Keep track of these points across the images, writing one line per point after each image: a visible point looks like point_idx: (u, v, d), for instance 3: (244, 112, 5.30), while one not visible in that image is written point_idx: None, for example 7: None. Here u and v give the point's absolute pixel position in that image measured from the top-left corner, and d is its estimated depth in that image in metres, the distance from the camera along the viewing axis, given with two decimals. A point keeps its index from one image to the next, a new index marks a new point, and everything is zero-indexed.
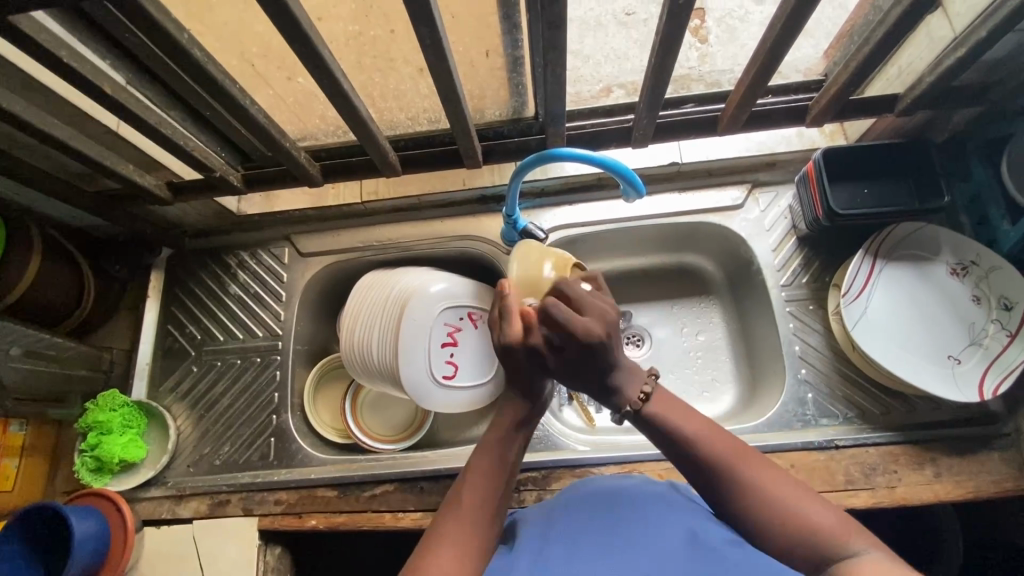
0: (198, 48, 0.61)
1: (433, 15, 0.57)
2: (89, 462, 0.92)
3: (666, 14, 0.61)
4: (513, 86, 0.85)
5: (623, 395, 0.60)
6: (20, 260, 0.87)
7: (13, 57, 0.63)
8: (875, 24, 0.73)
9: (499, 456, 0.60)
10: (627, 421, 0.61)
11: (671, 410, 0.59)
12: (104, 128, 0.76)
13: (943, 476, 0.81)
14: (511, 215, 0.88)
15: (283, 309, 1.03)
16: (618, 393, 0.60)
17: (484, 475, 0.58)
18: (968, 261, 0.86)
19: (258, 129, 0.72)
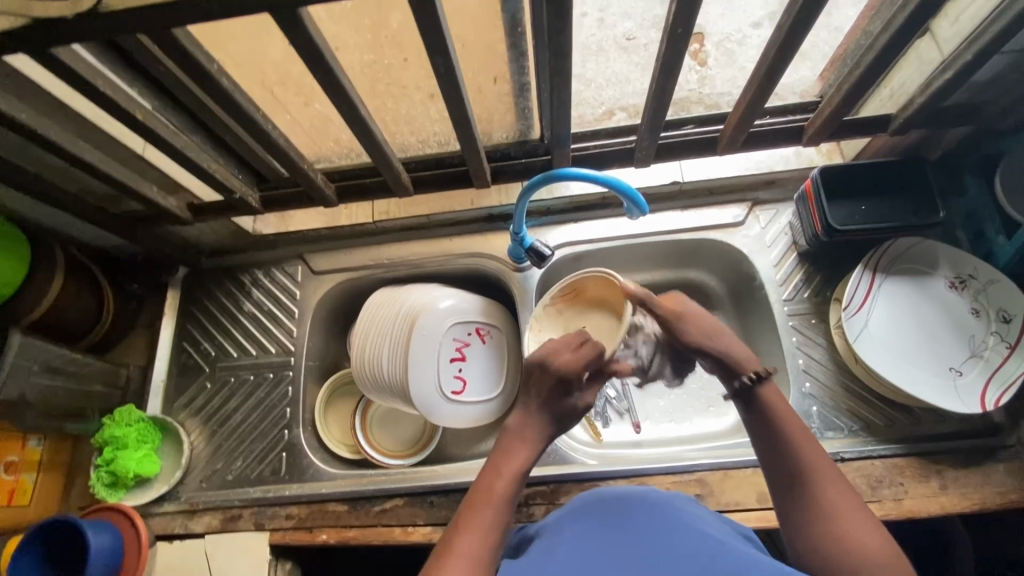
0: (225, 77, 0.64)
1: (446, 45, 0.60)
2: (104, 477, 0.94)
3: (665, 42, 0.64)
4: (520, 110, 0.89)
5: (738, 366, 0.64)
6: (44, 278, 0.90)
7: (51, 86, 0.67)
8: (865, 48, 0.76)
9: (513, 471, 0.62)
10: (735, 397, 0.63)
11: (786, 404, 0.61)
12: (130, 151, 0.80)
13: (949, 488, 0.81)
14: (518, 233, 0.92)
15: (295, 326, 1.05)
16: (739, 364, 0.64)
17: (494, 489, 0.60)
18: (966, 275, 0.87)
19: (278, 152, 0.76)
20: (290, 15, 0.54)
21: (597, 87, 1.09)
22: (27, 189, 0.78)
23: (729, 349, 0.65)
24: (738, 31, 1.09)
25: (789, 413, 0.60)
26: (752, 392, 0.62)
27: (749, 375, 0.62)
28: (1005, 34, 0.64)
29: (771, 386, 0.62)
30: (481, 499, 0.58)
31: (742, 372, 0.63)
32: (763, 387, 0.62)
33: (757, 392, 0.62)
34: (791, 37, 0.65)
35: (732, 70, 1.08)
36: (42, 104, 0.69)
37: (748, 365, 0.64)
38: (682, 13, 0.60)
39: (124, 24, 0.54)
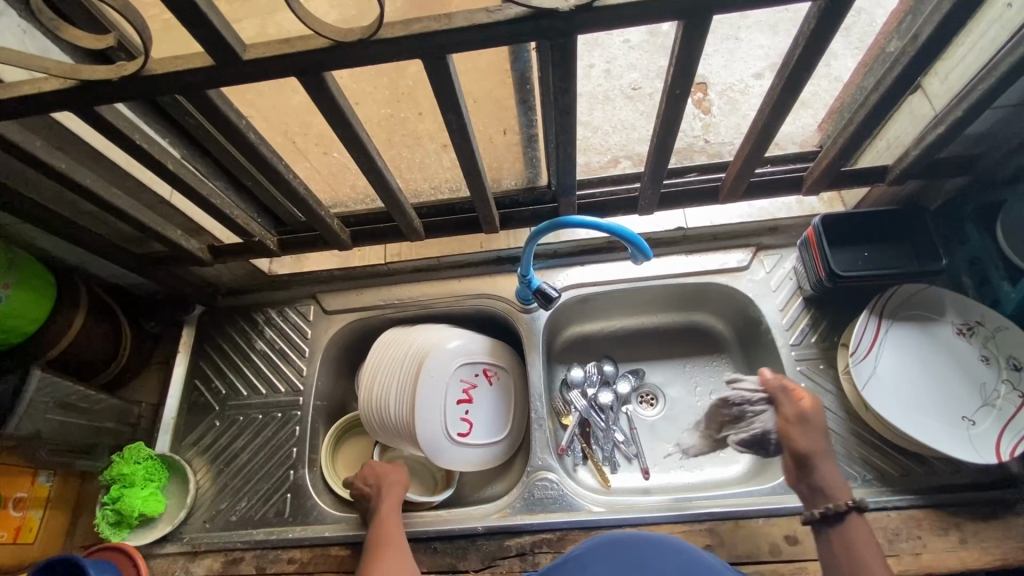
0: (253, 132, 0.69)
1: (459, 104, 0.64)
2: (109, 515, 0.93)
3: (665, 101, 0.68)
4: (528, 159, 0.93)
5: (830, 493, 0.74)
6: (66, 315, 0.93)
7: (89, 139, 0.72)
8: (858, 104, 0.79)
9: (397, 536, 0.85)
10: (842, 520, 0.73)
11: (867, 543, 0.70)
12: (158, 197, 0.85)
13: (969, 542, 0.79)
14: (525, 274, 0.94)
15: (305, 365, 1.07)
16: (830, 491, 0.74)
17: (394, 483, 0.91)
18: (973, 321, 0.88)
19: (299, 200, 0.80)
20: (317, 78, 0.59)
21: (605, 135, 1.13)
22: (59, 232, 0.82)
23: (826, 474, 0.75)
24: (740, 82, 1.17)
25: (866, 538, 0.70)
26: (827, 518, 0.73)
27: (822, 509, 0.74)
28: (993, 93, 0.67)
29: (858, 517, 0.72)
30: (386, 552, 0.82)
31: (838, 500, 0.73)
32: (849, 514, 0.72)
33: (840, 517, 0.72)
34: (784, 96, 0.68)
35: (735, 118, 1.13)
36: (80, 154, 0.74)
37: (838, 496, 0.74)
38: (679, 75, 0.64)
39: (164, 85, 0.58)
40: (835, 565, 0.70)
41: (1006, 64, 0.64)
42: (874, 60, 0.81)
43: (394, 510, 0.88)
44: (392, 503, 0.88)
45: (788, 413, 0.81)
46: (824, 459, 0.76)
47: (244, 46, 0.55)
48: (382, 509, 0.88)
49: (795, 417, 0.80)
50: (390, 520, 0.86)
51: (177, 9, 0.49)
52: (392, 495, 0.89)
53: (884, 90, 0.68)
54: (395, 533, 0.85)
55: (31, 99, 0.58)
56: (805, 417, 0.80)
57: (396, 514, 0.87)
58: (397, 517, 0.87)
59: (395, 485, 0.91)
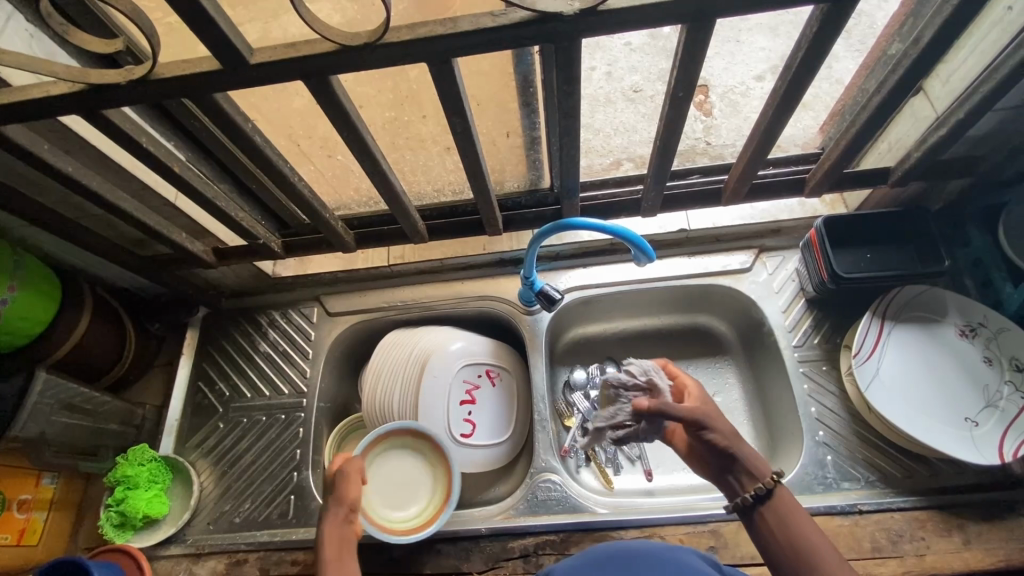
0: (258, 135, 0.69)
1: (464, 107, 0.65)
2: (113, 517, 0.94)
3: (668, 104, 0.68)
4: (531, 161, 0.93)
5: (754, 474, 0.63)
6: (71, 317, 0.93)
7: (96, 142, 0.72)
8: (860, 106, 0.79)
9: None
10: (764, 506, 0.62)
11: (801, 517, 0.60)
12: (163, 200, 0.85)
13: (972, 543, 0.79)
14: (528, 276, 0.95)
15: (309, 367, 1.07)
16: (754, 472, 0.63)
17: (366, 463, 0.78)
18: (975, 322, 0.88)
19: (304, 202, 0.80)
20: (323, 82, 0.59)
21: (606, 137, 1.14)
22: (64, 234, 0.82)
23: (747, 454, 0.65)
24: (741, 84, 1.17)
25: (796, 510, 0.61)
26: (757, 504, 0.62)
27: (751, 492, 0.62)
28: (994, 96, 0.67)
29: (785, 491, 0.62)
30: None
31: (759, 482, 0.62)
32: (773, 493, 0.62)
33: (767, 500, 0.62)
34: (786, 99, 0.69)
35: (736, 120, 1.14)
36: (86, 157, 0.74)
37: (761, 472, 0.63)
38: (682, 78, 0.64)
39: (171, 88, 0.58)
40: (780, 558, 0.58)
41: (1007, 68, 0.64)
42: (875, 62, 0.82)
43: (332, 542, 0.71)
44: (326, 531, 0.72)
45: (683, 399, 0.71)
46: (737, 444, 0.65)
47: (251, 51, 0.56)
48: (320, 537, 0.72)
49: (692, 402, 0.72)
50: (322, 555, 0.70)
51: (185, 13, 0.50)
52: (326, 521, 0.73)
53: (886, 92, 0.68)
54: (326, 572, 0.68)
55: (39, 103, 0.58)
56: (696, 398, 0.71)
57: (336, 543, 0.71)
58: (337, 554, 0.70)
59: (337, 509, 0.74)
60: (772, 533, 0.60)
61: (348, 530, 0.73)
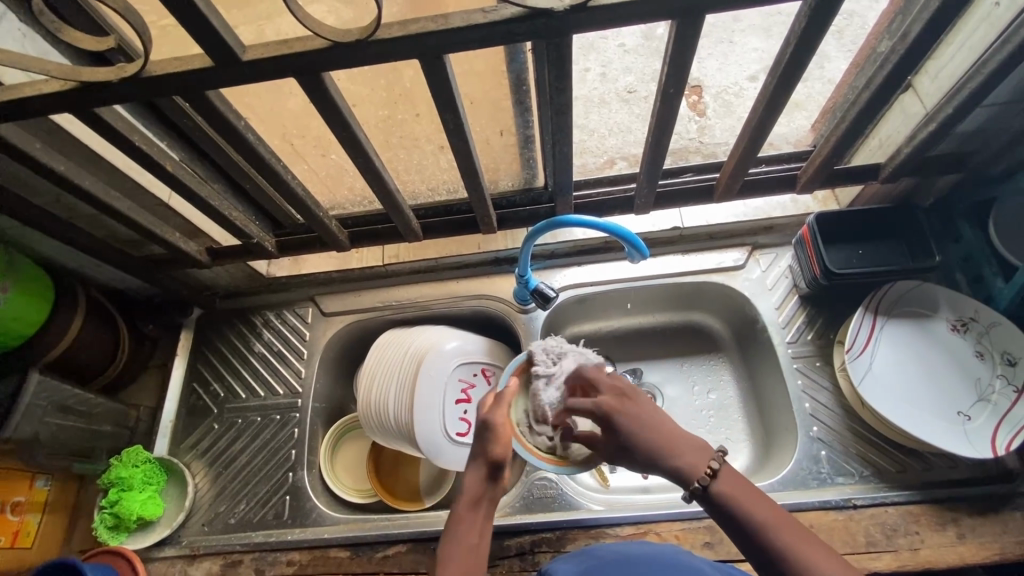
0: (252, 133, 0.69)
1: (456, 104, 0.65)
2: (107, 519, 0.93)
3: (660, 101, 0.69)
4: (525, 160, 0.94)
5: (685, 474, 0.59)
6: (64, 318, 0.93)
7: (88, 141, 0.72)
8: (849, 103, 0.80)
9: (465, 542, 0.60)
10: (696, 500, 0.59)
11: (745, 489, 0.57)
12: (157, 199, 0.85)
13: (966, 537, 0.79)
14: (523, 275, 0.95)
15: (304, 367, 1.07)
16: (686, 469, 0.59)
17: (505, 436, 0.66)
18: (967, 317, 0.88)
19: (298, 201, 0.80)
20: (315, 79, 0.59)
21: (600, 137, 1.14)
22: (57, 234, 0.82)
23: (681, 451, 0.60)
24: (734, 84, 1.18)
25: (744, 489, 0.57)
26: (707, 497, 0.58)
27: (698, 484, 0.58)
28: (982, 91, 0.68)
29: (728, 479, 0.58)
30: (447, 544, 0.60)
31: (690, 480, 0.59)
32: (717, 485, 0.58)
33: (711, 493, 0.58)
34: (776, 95, 0.69)
35: (729, 119, 1.14)
36: (79, 157, 0.74)
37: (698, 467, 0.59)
38: (673, 74, 0.64)
39: (164, 86, 0.59)
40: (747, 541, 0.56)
41: (994, 63, 0.65)
42: (865, 60, 0.83)
43: (467, 499, 0.63)
44: (468, 486, 0.64)
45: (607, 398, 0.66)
46: (664, 442, 0.61)
47: (243, 47, 0.56)
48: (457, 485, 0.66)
49: (610, 404, 0.65)
50: (455, 507, 0.63)
51: (176, 9, 0.50)
52: (480, 476, 0.64)
53: (875, 87, 0.69)
54: (461, 529, 0.61)
55: (31, 101, 0.58)
56: (622, 393, 0.66)
57: (467, 506, 0.63)
58: (464, 510, 0.62)
59: (483, 464, 0.65)
60: (730, 519, 0.57)
61: (491, 491, 0.64)
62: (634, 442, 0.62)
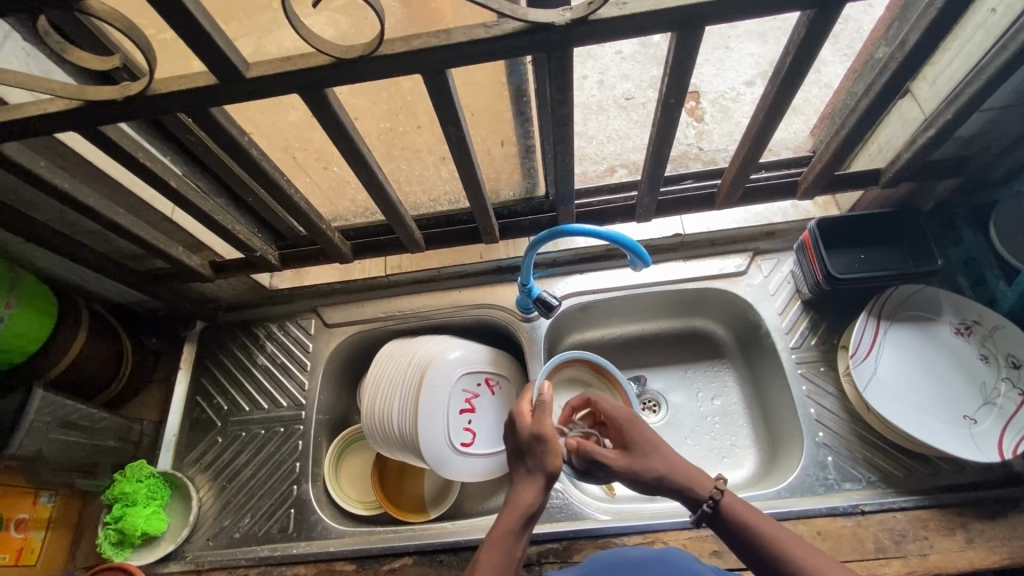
0: (254, 148, 0.69)
1: (458, 117, 0.65)
2: (111, 535, 0.93)
3: (660, 110, 0.69)
4: (525, 169, 0.94)
5: (695, 492, 0.65)
6: (68, 333, 0.93)
7: (92, 158, 0.73)
8: (849, 109, 0.80)
9: (508, 556, 0.63)
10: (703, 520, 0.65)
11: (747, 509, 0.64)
12: (160, 214, 0.85)
13: (975, 541, 0.79)
14: (526, 283, 0.95)
15: (307, 379, 1.07)
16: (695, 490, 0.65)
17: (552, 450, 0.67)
18: (970, 320, 0.88)
19: (300, 213, 0.80)
20: (319, 95, 0.60)
21: (600, 144, 1.15)
22: (61, 251, 0.82)
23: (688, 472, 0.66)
24: (732, 90, 1.19)
25: (745, 508, 0.64)
26: (716, 514, 0.64)
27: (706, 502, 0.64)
28: (980, 97, 0.68)
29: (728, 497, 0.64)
30: (490, 554, 0.63)
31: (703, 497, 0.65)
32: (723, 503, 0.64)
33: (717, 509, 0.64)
34: (776, 103, 0.69)
35: (728, 125, 1.15)
36: (84, 174, 0.74)
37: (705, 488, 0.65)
38: (673, 84, 0.65)
39: (168, 103, 0.59)
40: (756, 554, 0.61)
41: (993, 68, 0.65)
42: (862, 66, 0.83)
43: (520, 514, 0.65)
44: (522, 501, 0.65)
45: (632, 412, 0.72)
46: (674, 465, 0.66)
47: (247, 65, 0.56)
48: (508, 497, 0.67)
49: (628, 412, 0.71)
50: (505, 521, 0.65)
51: (180, 28, 0.50)
52: (535, 493, 0.66)
53: (874, 94, 0.69)
54: (507, 543, 0.64)
55: (35, 120, 0.59)
56: (641, 408, 0.73)
57: (520, 519, 0.65)
58: (516, 527, 0.64)
59: (540, 478, 0.67)
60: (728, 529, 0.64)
61: (539, 509, 0.66)
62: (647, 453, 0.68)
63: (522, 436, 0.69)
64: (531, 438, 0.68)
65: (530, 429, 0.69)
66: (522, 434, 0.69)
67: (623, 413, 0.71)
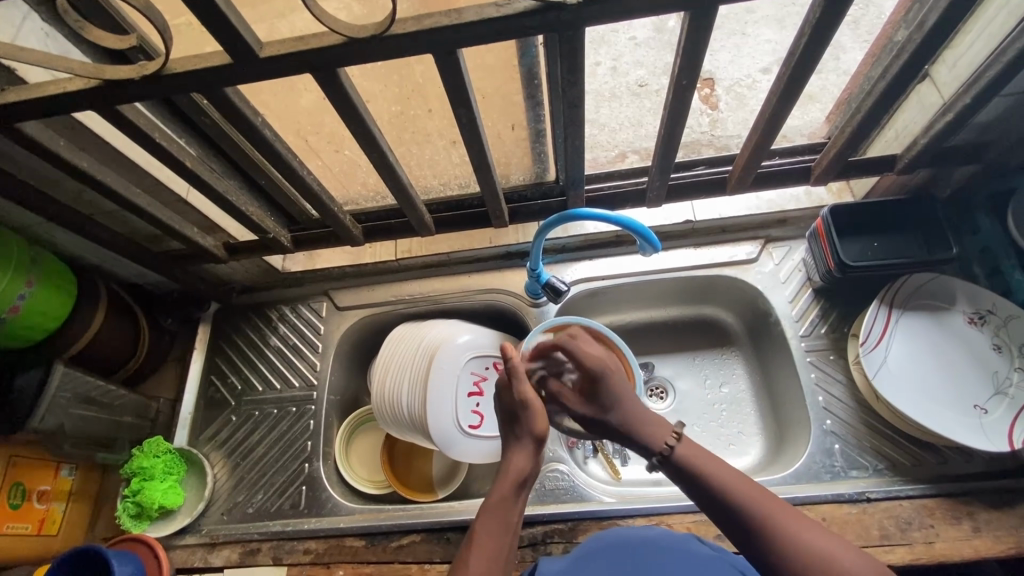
0: (268, 129, 0.70)
1: (469, 98, 0.65)
2: (130, 507, 0.96)
3: (672, 93, 0.69)
4: (536, 154, 0.94)
5: (653, 439, 0.67)
6: (88, 312, 0.96)
7: (110, 139, 0.74)
8: (865, 93, 0.78)
9: (505, 519, 0.66)
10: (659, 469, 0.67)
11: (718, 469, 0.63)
12: (176, 195, 0.87)
13: (982, 530, 0.79)
14: (535, 269, 0.95)
15: (319, 360, 1.08)
16: (652, 441, 0.67)
17: (539, 415, 0.69)
18: (984, 310, 0.87)
19: (313, 195, 0.81)
20: (330, 74, 0.60)
21: (612, 132, 1.14)
22: (80, 230, 0.84)
23: (643, 422, 0.68)
24: (747, 77, 1.17)
25: (704, 458, 0.65)
26: (675, 470, 0.65)
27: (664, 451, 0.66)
28: (1002, 80, 0.67)
29: (691, 448, 0.66)
30: (487, 522, 0.65)
31: (656, 448, 0.66)
32: (682, 457, 0.65)
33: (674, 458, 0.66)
34: (790, 86, 0.69)
35: (742, 113, 1.14)
36: (102, 154, 0.76)
37: (661, 437, 0.67)
38: (685, 66, 0.64)
39: (183, 83, 0.60)
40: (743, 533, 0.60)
41: (1015, 50, 0.64)
42: (881, 49, 0.82)
43: (513, 480, 0.67)
44: (515, 467, 0.68)
45: (598, 366, 0.71)
46: (637, 423, 0.69)
47: (260, 45, 0.57)
48: (501, 465, 0.69)
49: (602, 366, 0.71)
50: (500, 487, 0.67)
51: (195, 8, 0.51)
52: (527, 458, 0.69)
53: (891, 78, 0.68)
54: (503, 508, 0.66)
55: (56, 99, 0.60)
56: (607, 362, 0.72)
57: (514, 483, 0.67)
58: (509, 492, 0.67)
59: (529, 443, 0.69)
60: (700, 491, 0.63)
61: (532, 473, 0.69)
62: (611, 407, 0.70)
63: (523, 395, 0.69)
64: (515, 404, 0.70)
65: (513, 396, 0.71)
66: (506, 403, 0.71)
67: (595, 360, 0.71)
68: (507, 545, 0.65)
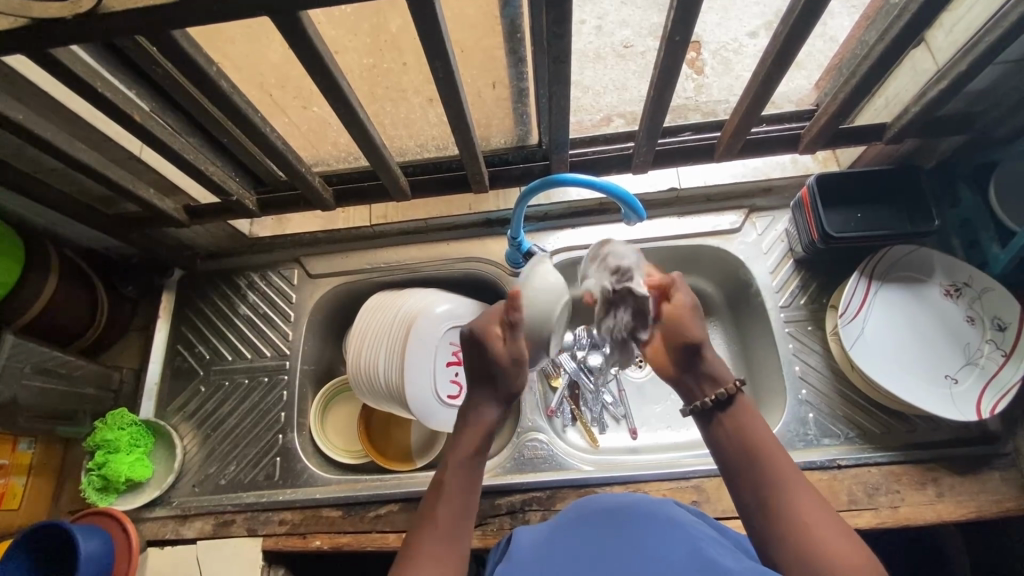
0: (225, 81, 0.64)
1: (446, 50, 0.60)
2: (95, 481, 0.93)
3: (664, 49, 0.64)
4: (518, 114, 0.89)
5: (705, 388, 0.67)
6: (38, 278, 0.89)
7: (47, 88, 0.67)
8: (860, 57, 0.75)
9: (468, 468, 0.66)
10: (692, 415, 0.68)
11: (750, 429, 0.64)
12: (128, 153, 0.80)
13: (945, 495, 0.82)
14: (516, 237, 0.90)
15: (291, 330, 1.05)
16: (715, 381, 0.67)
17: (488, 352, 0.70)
18: (961, 282, 0.88)
19: (279, 156, 0.76)
20: (291, 19, 0.54)
21: (596, 94, 1.09)
22: (20, 190, 0.77)
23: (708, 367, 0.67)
24: (734, 41, 1.12)
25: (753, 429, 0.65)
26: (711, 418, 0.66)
27: (712, 398, 0.66)
28: (999, 46, 0.64)
29: (731, 410, 0.66)
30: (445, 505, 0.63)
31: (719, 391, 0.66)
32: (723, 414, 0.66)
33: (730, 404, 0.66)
34: (785, 49, 0.65)
35: (728, 78, 1.10)
36: (38, 105, 0.69)
37: (724, 379, 0.67)
38: (679, 21, 0.60)
39: (125, 25, 0.53)
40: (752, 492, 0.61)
41: (1016, 13, 0.61)
42: (877, 11, 0.78)
43: (471, 428, 0.68)
44: (473, 416, 0.69)
45: (684, 314, 0.68)
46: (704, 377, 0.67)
47: None
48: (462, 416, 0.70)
49: (687, 309, 0.68)
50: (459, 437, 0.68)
51: None
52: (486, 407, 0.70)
53: (889, 40, 0.65)
54: (467, 457, 0.67)
55: None
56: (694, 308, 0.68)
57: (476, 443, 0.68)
58: (469, 442, 0.68)
59: (489, 394, 0.70)
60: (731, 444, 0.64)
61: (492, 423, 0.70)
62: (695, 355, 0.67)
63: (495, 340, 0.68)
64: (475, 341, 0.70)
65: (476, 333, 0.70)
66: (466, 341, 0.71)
67: (687, 309, 0.68)
68: (466, 520, 0.63)
